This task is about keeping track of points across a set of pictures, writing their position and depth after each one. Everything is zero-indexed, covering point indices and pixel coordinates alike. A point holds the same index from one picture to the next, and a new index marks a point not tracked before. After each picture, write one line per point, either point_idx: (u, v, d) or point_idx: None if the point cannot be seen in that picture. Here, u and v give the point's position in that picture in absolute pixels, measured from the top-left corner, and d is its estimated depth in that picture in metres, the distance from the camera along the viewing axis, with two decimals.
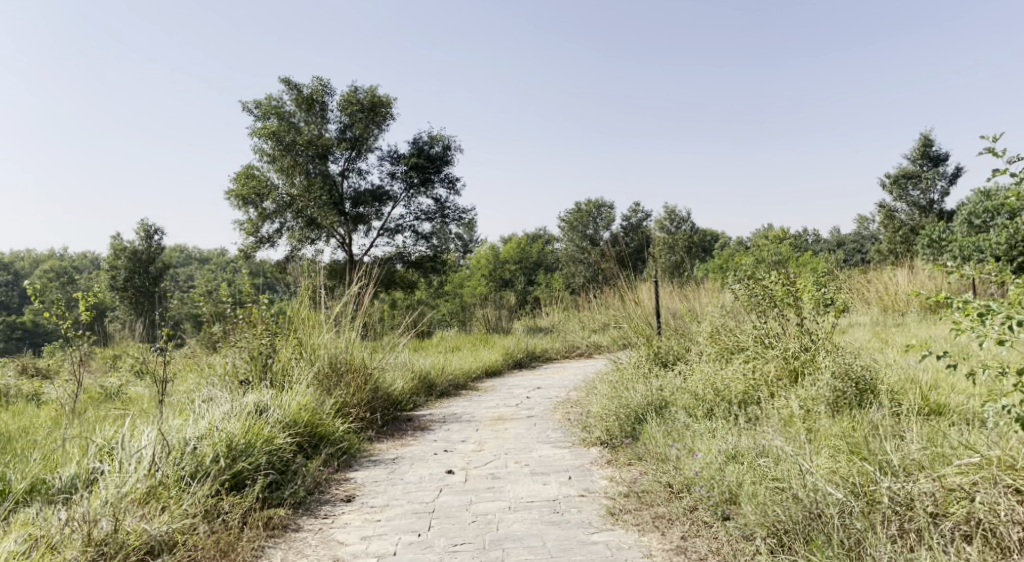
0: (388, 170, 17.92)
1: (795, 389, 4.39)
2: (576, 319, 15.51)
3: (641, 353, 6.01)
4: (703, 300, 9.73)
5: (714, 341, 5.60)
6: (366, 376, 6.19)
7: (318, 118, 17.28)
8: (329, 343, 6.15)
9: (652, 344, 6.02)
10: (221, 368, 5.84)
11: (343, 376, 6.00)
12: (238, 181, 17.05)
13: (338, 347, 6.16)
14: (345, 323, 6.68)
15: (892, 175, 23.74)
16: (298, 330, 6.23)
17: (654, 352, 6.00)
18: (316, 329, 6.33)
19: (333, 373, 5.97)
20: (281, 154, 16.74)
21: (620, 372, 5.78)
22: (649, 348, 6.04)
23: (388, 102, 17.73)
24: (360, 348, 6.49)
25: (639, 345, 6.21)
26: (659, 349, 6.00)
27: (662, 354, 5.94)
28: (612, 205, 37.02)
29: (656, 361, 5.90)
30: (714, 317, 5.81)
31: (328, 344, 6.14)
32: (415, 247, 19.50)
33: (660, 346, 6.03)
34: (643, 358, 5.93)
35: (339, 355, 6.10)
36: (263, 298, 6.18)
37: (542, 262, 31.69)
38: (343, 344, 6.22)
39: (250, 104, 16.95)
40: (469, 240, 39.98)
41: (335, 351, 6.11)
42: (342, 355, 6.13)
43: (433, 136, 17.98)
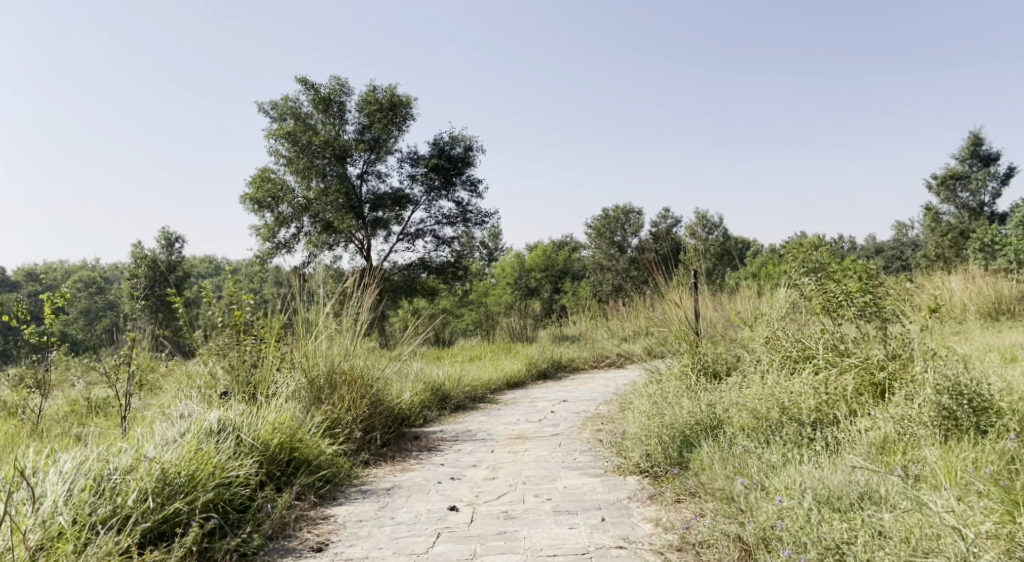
0: (408, 173, 17.26)
1: (885, 406, 3.55)
2: (606, 327, 14.64)
3: (684, 361, 5.18)
4: (748, 304, 8.82)
5: (773, 347, 4.75)
6: (363, 387, 5.40)
7: (336, 119, 16.68)
8: (325, 351, 5.39)
9: (696, 349, 5.19)
10: (202, 378, 5.16)
11: (336, 389, 5.22)
12: (254, 184, 16.48)
13: (334, 353, 5.39)
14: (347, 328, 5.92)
15: (938, 176, 22.58)
16: (288, 338, 5.54)
17: (700, 359, 5.17)
18: (311, 335, 5.60)
19: (325, 387, 5.20)
20: (297, 156, 16.17)
21: (660, 384, 4.94)
22: (693, 354, 5.20)
23: (408, 102, 17.11)
24: (363, 355, 5.73)
25: (681, 351, 5.37)
26: (705, 355, 5.16)
27: (709, 362, 5.09)
28: (641, 211, 35.98)
29: (703, 372, 5.06)
30: (771, 318, 4.96)
31: (322, 350, 5.38)
32: (436, 253, 18.76)
33: (706, 353, 5.19)
34: (687, 368, 5.09)
35: (333, 363, 5.32)
36: (250, 301, 5.48)
37: (568, 271, 30.78)
38: (339, 351, 5.45)
39: (266, 105, 16.41)
40: (494, 249, 39.30)
41: (332, 358, 5.37)
42: (338, 365, 5.36)
43: (455, 136, 17.29)
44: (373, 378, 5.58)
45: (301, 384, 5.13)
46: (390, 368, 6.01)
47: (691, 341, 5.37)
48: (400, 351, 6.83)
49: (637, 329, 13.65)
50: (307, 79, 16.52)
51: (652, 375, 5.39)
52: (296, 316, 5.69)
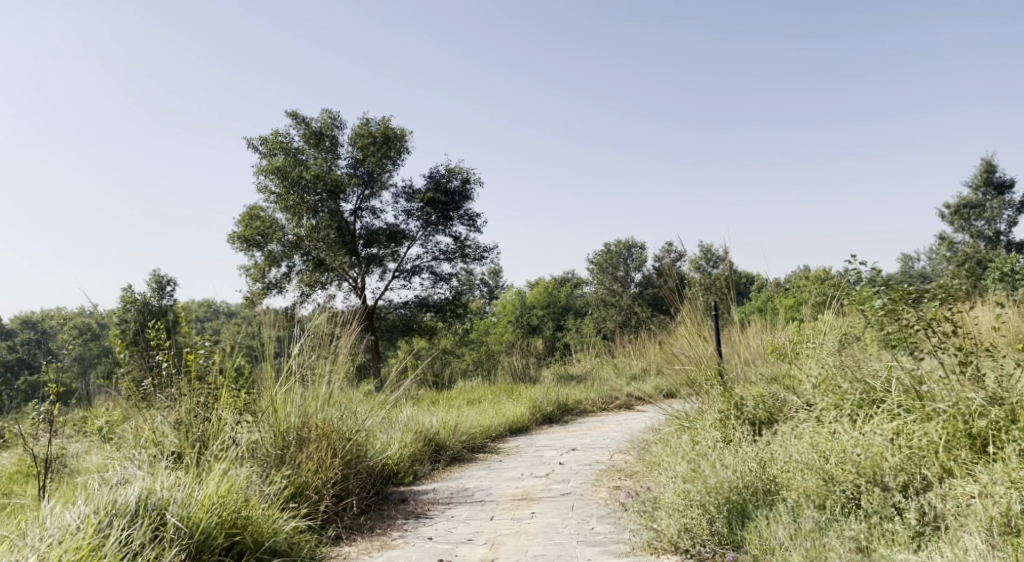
0: (403, 208, 16.62)
1: (991, 466, 2.78)
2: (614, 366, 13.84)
3: (718, 407, 4.38)
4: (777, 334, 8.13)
5: (827, 389, 4.00)
6: (340, 442, 4.70)
7: (328, 154, 16.09)
8: (294, 400, 4.72)
9: (733, 394, 4.37)
10: (144, 433, 4.53)
11: (307, 445, 4.52)
12: (242, 222, 15.83)
13: (304, 402, 4.72)
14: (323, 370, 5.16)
15: (952, 206, 21.99)
16: (251, 387, 4.92)
17: (739, 406, 4.37)
18: (277, 383, 4.91)
19: (294, 443, 4.51)
20: (287, 192, 15.59)
21: (693, 434, 4.16)
22: (728, 399, 4.40)
23: (402, 134, 16.56)
24: (342, 403, 4.99)
25: (710, 396, 4.57)
26: (744, 401, 4.36)
27: (750, 410, 4.28)
28: (643, 245, 35.25)
29: (746, 419, 4.29)
30: (821, 353, 4.20)
31: (292, 399, 4.72)
32: (433, 290, 18.00)
33: (744, 397, 4.38)
34: (725, 416, 4.28)
35: (304, 414, 4.64)
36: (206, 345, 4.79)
37: (571, 307, 29.98)
38: (310, 400, 4.77)
39: (255, 140, 15.84)
40: (494, 286, 38.67)
41: (303, 406, 4.73)
42: (311, 418, 4.67)
43: (451, 169, 16.70)
44: (353, 431, 4.89)
45: (264, 443, 4.48)
46: (378, 415, 5.30)
47: (722, 383, 4.57)
48: (386, 395, 6.05)
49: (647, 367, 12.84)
50: (298, 113, 16.00)
51: (680, 427, 4.56)
52: (267, 360, 5.02)
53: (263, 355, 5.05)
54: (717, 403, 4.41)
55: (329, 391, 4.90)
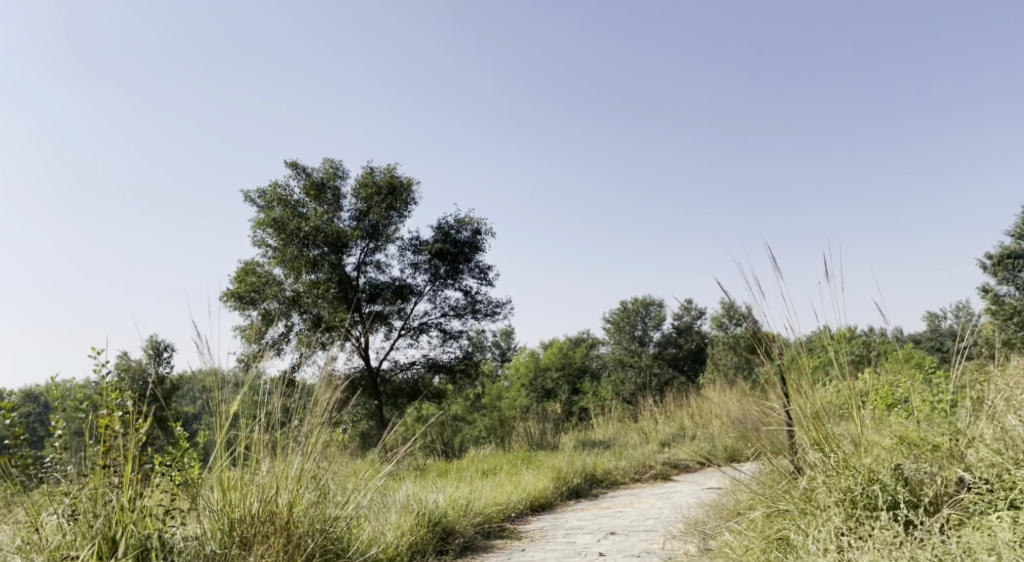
0: (410, 261, 15.58)
1: None
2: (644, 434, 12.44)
3: (851, 482, 3.55)
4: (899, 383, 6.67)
5: (992, 470, 3.40)
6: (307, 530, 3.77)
7: (330, 206, 15.09)
8: (257, 476, 3.83)
9: (865, 466, 3.57)
10: (37, 528, 3.39)
11: (264, 534, 3.59)
12: (236, 278, 14.67)
13: (269, 475, 3.85)
14: (307, 441, 4.16)
15: (993, 256, 20.70)
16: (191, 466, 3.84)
17: (871, 478, 3.57)
18: (235, 470, 3.89)
19: (245, 532, 3.58)
20: (285, 245, 14.55)
21: (835, 525, 3.34)
22: (858, 470, 3.60)
23: (408, 184, 15.64)
24: (320, 489, 4.07)
25: (825, 466, 3.75)
26: (877, 475, 3.56)
27: (889, 484, 3.47)
28: (661, 303, 33.68)
29: (892, 499, 3.47)
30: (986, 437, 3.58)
31: (253, 474, 3.85)
32: (441, 351, 16.75)
33: (877, 468, 3.58)
34: (861, 495, 3.48)
35: (268, 494, 3.74)
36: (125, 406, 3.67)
37: (586, 369, 28.40)
38: (283, 472, 3.90)
39: (253, 193, 14.88)
40: (506, 348, 37.32)
41: (275, 488, 3.78)
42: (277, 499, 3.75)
43: (461, 219, 15.73)
44: (329, 518, 3.96)
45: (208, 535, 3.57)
46: (371, 491, 4.34)
47: (840, 452, 3.76)
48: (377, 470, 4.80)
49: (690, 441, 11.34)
50: (298, 163, 15.09)
51: (790, 505, 3.73)
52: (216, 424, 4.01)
53: (219, 421, 4.01)
54: (841, 477, 3.59)
55: (305, 460, 4.02)
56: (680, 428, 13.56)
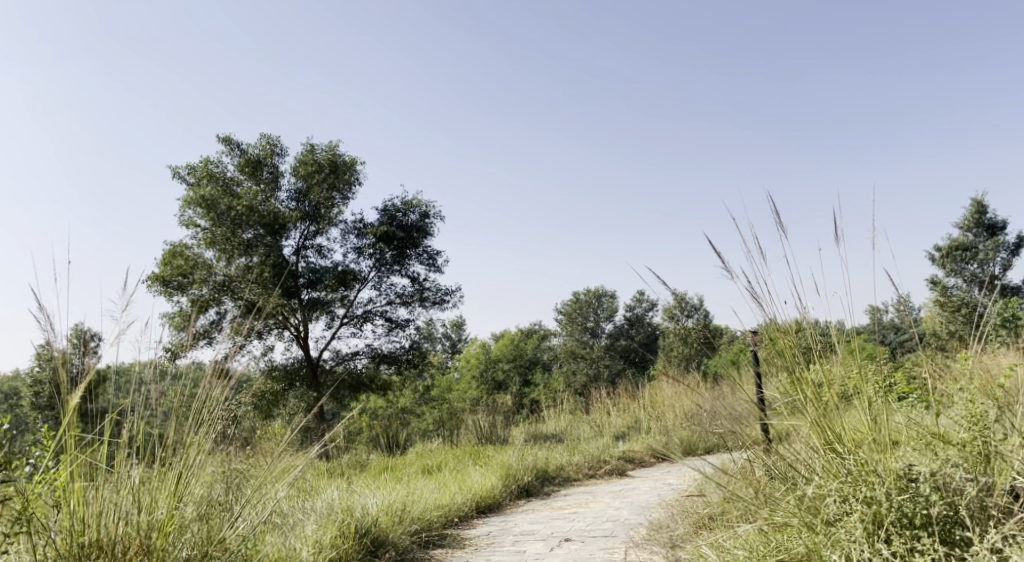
0: (353, 245, 14.74)
1: None
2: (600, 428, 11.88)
3: (880, 488, 2.97)
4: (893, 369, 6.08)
5: None
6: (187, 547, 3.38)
7: (266, 185, 14.12)
8: (127, 482, 3.40)
9: (894, 471, 2.99)
10: None
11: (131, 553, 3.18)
12: (162, 261, 13.57)
13: (140, 482, 3.45)
14: (183, 448, 3.71)
15: (942, 248, 20.91)
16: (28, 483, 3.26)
17: (904, 485, 3.00)
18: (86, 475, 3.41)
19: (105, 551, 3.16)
20: (216, 225, 13.53)
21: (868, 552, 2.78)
22: (887, 476, 3.01)
23: (352, 163, 14.74)
24: (197, 501, 3.64)
25: (839, 471, 3.15)
26: (910, 483, 2.99)
27: (926, 494, 2.91)
28: (613, 294, 33.30)
29: (934, 513, 2.90)
30: None
31: (122, 480, 3.41)
32: (386, 340, 15.92)
33: (909, 470, 3.01)
34: (892, 508, 2.91)
35: (141, 505, 3.35)
36: None
37: (538, 361, 27.86)
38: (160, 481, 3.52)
39: (181, 169, 13.80)
40: (457, 339, 36.58)
41: (136, 498, 3.36)
42: (151, 513, 3.36)
43: (409, 202, 14.92)
44: (219, 530, 3.56)
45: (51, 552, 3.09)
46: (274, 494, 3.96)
47: (856, 452, 3.16)
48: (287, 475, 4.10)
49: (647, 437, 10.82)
50: (232, 139, 14.04)
51: (793, 518, 3.19)
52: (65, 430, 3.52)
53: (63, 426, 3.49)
54: (863, 485, 3.02)
55: (190, 466, 3.64)
56: (633, 420, 13.05)
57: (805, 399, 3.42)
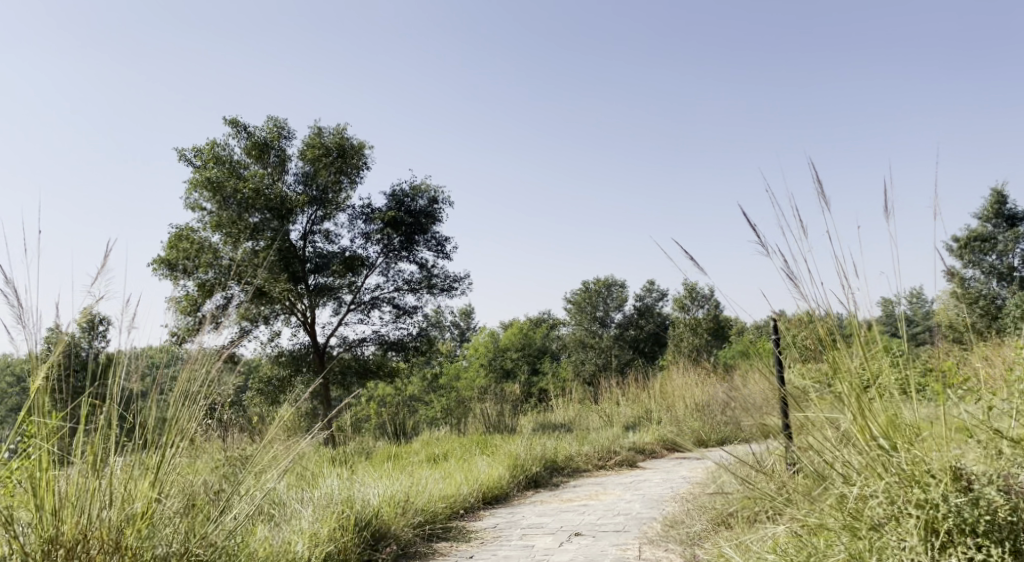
0: (361, 231, 14.55)
1: None
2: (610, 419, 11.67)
3: (937, 492, 2.74)
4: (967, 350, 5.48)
5: None
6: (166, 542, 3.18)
7: (273, 168, 13.93)
8: (103, 473, 3.20)
9: (951, 474, 2.76)
10: None
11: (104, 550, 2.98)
12: (168, 244, 13.43)
13: (119, 473, 3.26)
14: (166, 430, 3.49)
15: (959, 239, 20.58)
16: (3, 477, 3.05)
17: (962, 486, 2.78)
18: (60, 465, 3.20)
19: (78, 546, 2.95)
20: (221, 208, 13.35)
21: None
22: (945, 478, 2.78)
23: (360, 147, 14.52)
24: (182, 495, 3.42)
25: (887, 469, 2.90)
26: (969, 486, 2.78)
27: (988, 497, 2.69)
28: (623, 283, 32.99)
29: (995, 518, 2.68)
30: None
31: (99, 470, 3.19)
32: (394, 327, 15.73)
33: (968, 473, 2.80)
34: (952, 513, 2.70)
35: (118, 498, 3.15)
36: None
37: (546, 350, 27.66)
38: (139, 473, 3.33)
39: (188, 151, 13.61)
40: (465, 327, 36.41)
41: (114, 491, 3.16)
42: (128, 506, 3.19)
43: (417, 187, 14.71)
44: (203, 525, 3.36)
45: (17, 549, 2.88)
46: (264, 485, 3.76)
47: (908, 449, 2.90)
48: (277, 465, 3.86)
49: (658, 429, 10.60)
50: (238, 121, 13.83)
51: (831, 521, 2.97)
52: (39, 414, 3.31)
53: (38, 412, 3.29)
54: (917, 488, 2.79)
55: (172, 457, 3.44)
56: (643, 411, 12.83)
57: (847, 391, 3.14)
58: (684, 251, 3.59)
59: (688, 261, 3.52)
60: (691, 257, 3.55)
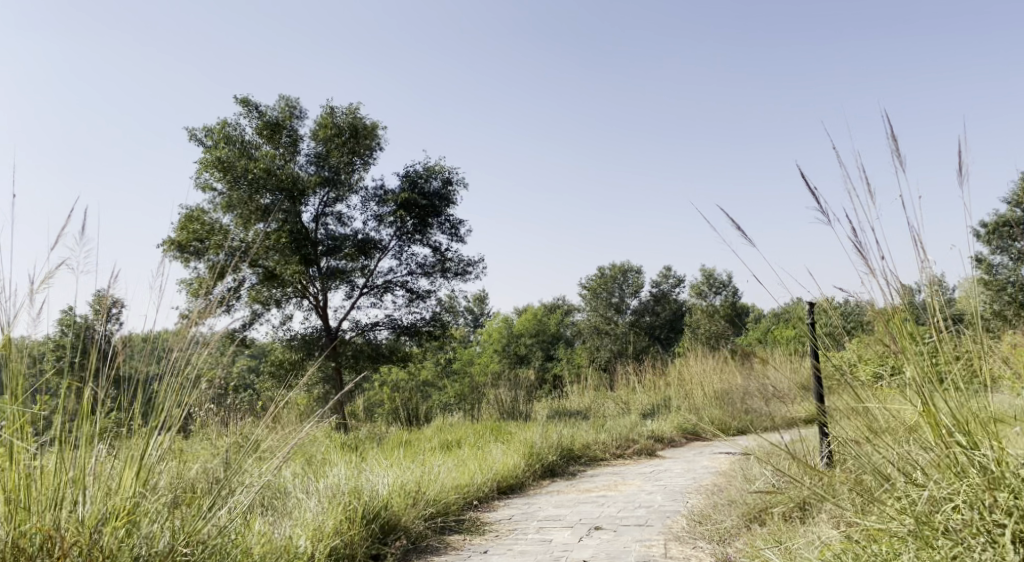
0: (374, 213, 14.29)
1: None
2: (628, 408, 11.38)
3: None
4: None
5: None
6: (151, 541, 2.86)
7: (285, 149, 13.69)
8: (78, 464, 2.95)
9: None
10: None
11: (77, 545, 2.68)
12: (179, 226, 13.25)
13: (98, 465, 3.01)
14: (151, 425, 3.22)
15: (987, 223, 20.05)
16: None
17: None
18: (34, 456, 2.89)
19: (49, 543, 2.65)
20: (232, 188, 13.14)
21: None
22: None
23: (373, 127, 14.24)
24: (169, 491, 3.11)
25: (962, 466, 2.51)
26: None
27: None
28: (640, 269, 32.58)
29: None
30: None
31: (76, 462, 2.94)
32: (407, 312, 15.52)
33: None
34: None
35: (96, 493, 2.89)
36: None
37: (561, 336, 27.41)
38: (119, 470, 3.06)
39: (198, 131, 13.38)
40: (480, 313, 36.22)
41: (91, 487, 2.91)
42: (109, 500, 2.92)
43: (431, 168, 14.41)
44: (193, 520, 3.02)
45: None
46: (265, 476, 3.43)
47: (988, 443, 2.49)
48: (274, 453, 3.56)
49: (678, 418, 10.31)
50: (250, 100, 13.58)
51: (893, 523, 2.58)
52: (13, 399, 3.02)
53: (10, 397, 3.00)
54: (1000, 489, 2.38)
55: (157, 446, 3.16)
56: (660, 398, 12.53)
57: (912, 376, 2.73)
58: (733, 223, 3.21)
59: (737, 235, 3.15)
60: (739, 229, 3.18)
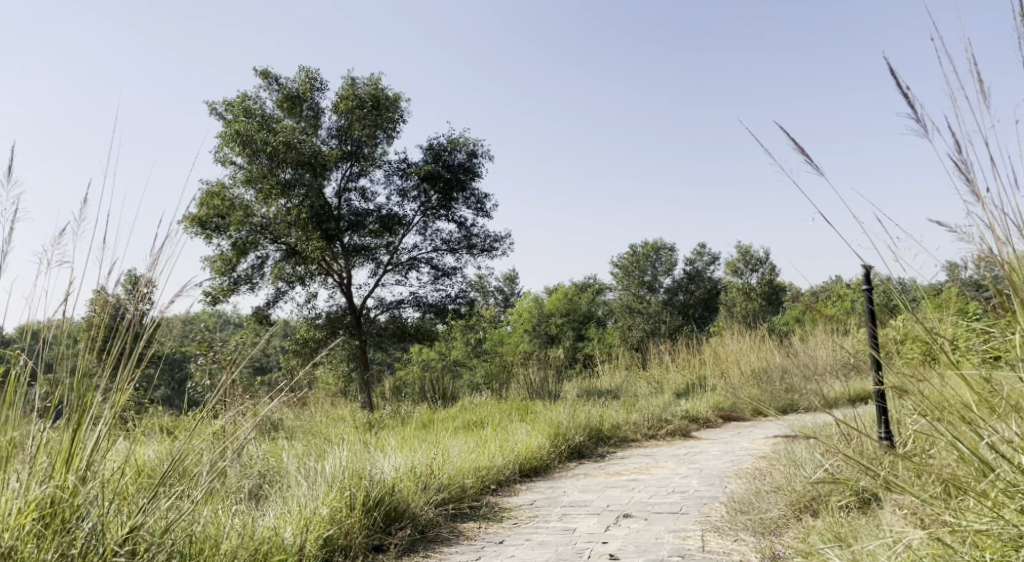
0: (397, 187, 13.91)
1: None
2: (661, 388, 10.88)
3: None
4: None
5: None
6: (75, 541, 2.40)
7: (306, 122, 13.35)
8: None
9: None
10: None
11: None
12: (199, 201, 13.03)
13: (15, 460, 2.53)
14: (101, 403, 2.72)
15: None
16: None
17: None
18: None
19: None
20: (252, 162, 12.85)
21: None
22: None
23: (395, 99, 13.81)
24: (104, 482, 2.61)
25: None
26: None
27: None
28: (673, 246, 31.78)
29: None
30: None
31: None
32: (433, 289, 15.16)
33: None
34: None
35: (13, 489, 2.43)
36: None
37: (592, 315, 26.86)
38: (50, 454, 2.58)
39: (217, 105, 13.09)
40: (510, 293, 35.86)
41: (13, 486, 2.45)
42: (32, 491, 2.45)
43: (455, 140, 13.95)
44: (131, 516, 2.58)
45: None
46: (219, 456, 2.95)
47: None
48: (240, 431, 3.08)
49: (714, 398, 9.78)
50: (269, 72, 13.23)
51: (996, 519, 2.11)
52: None
53: None
54: None
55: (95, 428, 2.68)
56: (695, 377, 11.99)
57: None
58: (791, 139, 2.54)
59: (796, 153, 2.49)
60: (800, 147, 2.52)
